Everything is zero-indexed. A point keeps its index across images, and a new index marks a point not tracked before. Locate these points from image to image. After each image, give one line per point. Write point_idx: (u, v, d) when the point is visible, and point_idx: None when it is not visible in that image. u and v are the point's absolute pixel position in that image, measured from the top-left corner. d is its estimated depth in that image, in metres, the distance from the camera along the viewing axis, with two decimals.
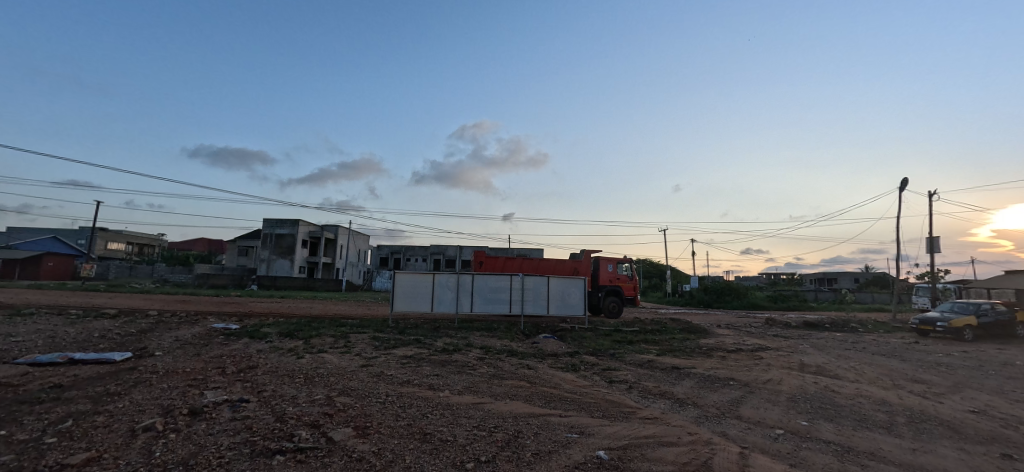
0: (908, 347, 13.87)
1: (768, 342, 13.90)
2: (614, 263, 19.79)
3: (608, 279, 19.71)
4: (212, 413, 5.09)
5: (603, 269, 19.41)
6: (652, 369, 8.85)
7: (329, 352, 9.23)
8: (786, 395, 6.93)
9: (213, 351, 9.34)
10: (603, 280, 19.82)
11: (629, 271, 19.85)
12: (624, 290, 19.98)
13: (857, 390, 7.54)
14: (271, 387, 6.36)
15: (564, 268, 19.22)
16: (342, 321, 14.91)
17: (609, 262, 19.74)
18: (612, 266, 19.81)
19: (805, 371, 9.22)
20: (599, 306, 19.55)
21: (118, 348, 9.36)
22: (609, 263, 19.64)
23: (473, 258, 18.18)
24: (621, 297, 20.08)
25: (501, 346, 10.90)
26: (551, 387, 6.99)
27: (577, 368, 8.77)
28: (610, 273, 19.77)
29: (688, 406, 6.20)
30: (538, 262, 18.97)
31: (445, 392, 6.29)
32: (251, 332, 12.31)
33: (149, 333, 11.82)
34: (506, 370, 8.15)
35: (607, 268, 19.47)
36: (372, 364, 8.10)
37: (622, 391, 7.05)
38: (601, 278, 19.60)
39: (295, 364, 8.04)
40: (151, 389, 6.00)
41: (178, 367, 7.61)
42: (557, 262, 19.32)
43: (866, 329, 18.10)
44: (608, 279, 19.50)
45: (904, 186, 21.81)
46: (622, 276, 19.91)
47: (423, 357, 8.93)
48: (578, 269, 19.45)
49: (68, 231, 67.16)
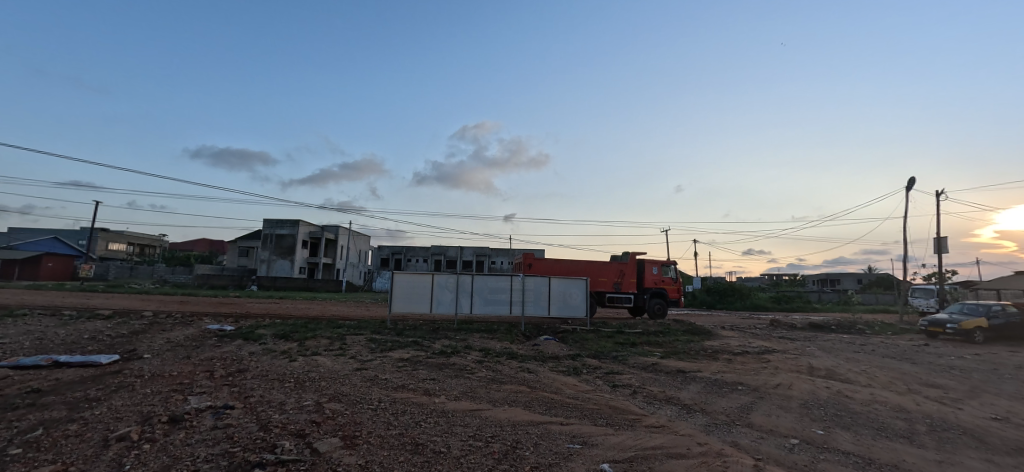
0: (918, 349, 13.51)
1: (774, 344, 13.58)
2: (658, 265, 19.88)
3: (653, 281, 19.74)
4: (193, 421, 4.83)
5: (648, 271, 19.43)
6: (657, 373, 8.54)
7: (324, 354, 8.95)
8: (798, 402, 6.62)
9: (204, 354, 9.07)
10: (648, 282, 19.84)
11: (674, 274, 19.92)
12: (669, 292, 19.99)
13: (871, 396, 7.22)
14: (258, 392, 6.09)
15: (610, 270, 19.17)
16: (339, 323, 14.62)
17: (653, 264, 19.81)
18: (657, 268, 19.84)
19: (815, 375, 8.91)
20: (645, 307, 19.48)
21: (106, 350, 9.09)
22: (654, 265, 19.68)
23: (523, 259, 18.15)
24: (665, 299, 20.06)
25: (500, 349, 10.60)
26: (552, 392, 6.69)
27: (579, 371, 8.47)
28: (655, 275, 19.82)
29: (696, 413, 5.90)
30: (584, 264, 18.92)
31: (441, 398, 5.99)
32: (245, 333, 12.04)
33: (140, 334, 11.56)
34: (506, 374, 7.85)
35: (653, 269, 19.51)
36: (366, 368, 7.81)
37: (627, 396, 6.75)
38: (645, 279, 19.61)
39: (286, 367, 7.76)
40: (133, 395, 5.74)
41: (165, 370, 7.34)
42: (602, 264, 19.29)
43: (873, 331, 17.75)
44: (654, 281, 19.50)
45: (911, 185, 21.48)
46: (667, 278, 19.95)
47: (421, 360, 8.64)
48: (623, 271, 19.49)
49: (69, 231, 67.15)
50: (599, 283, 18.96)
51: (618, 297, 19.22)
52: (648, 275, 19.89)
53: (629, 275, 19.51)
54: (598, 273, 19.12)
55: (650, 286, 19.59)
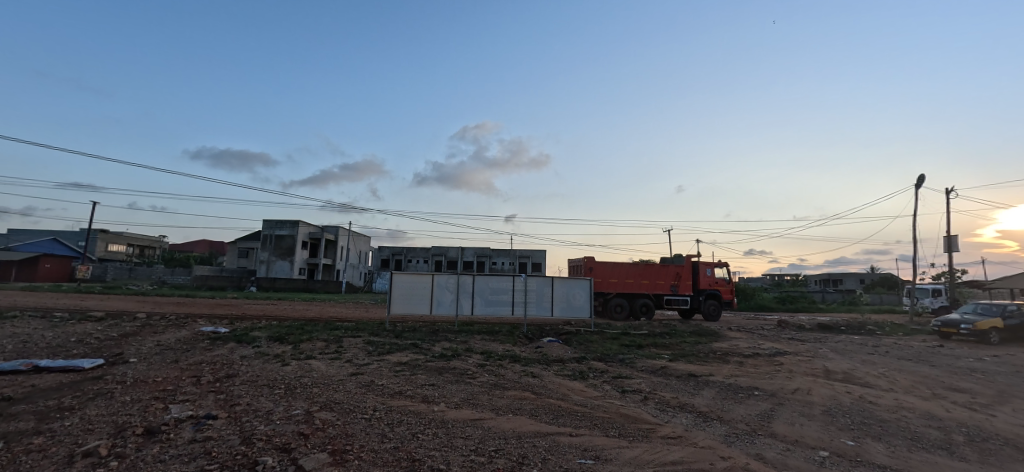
0: (933, 351, 13.09)
1: (784, 346, 13.18)
2: (712, 267, 20.53)
3: (707, 283, 20.42)
4: (171, 433, 4.45)
5: (704, 273, 20.13)
6: (668, 377, 8.16)
7: (318, 358, 8.57)
8: (820, 408, 6.23)
9: (193, 358, 8.68)
10: (702, 284, 20.52)
11: (727, 275, 20.68)
12: (722, 293, 20.69)
13: (897, 401, 6.82)
14: (245, 400, 5.70)
15: (666, 273, 19.87)
16: (336, 324, 14.25)
17: (708, 266, 20.44)
18: (711, 270, 20.53)
19: (832, 379, 8.51)
20: (701, 309, 20.21)
21: (91, 354, 8.69)
22: (708, 267, 20.36)
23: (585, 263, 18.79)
24: (719, 300, 20.74)
25: (503, 352, 10.22)
26: (559, 398, 6.29)
27: (585, 376, 8.09)
28: (709, 277, 20.48)
29: (714, 422, 5.50)
30: (643, 267, 19.67)
31: (440, 406, 5.59)
32: (238, 336, 11.66)
33: (129, 337, 11.19)
34: (511, 379, 7.48)
35: (708, 272, 20.17)
36: (363, 372, 7.42)
37: (638, 403, 6.35)
38: (700, 281, 20.30)
39: (278, 372, 7.38)
40: (110, 403, 5.36)
41: (150, 376, 6.97)
42: (659, 267, 20.04)
43: (884, 332, 17.34)
44: (709, 283, 20.20)
45: (921, 182, 21.08)
46: (721, 281, 20.67)
47: (420, 364, 8.26)
48: (679, 274, 20.15)
49: (69, 233, 66.97)
50: (656, 286, 19.71)
51: (675, 299, 19.99)
52: (701, 277, 20.60)
53: (685, 277, 20.24)
54: (655, 276, 19.86)
55: (705, 288, 20.27)
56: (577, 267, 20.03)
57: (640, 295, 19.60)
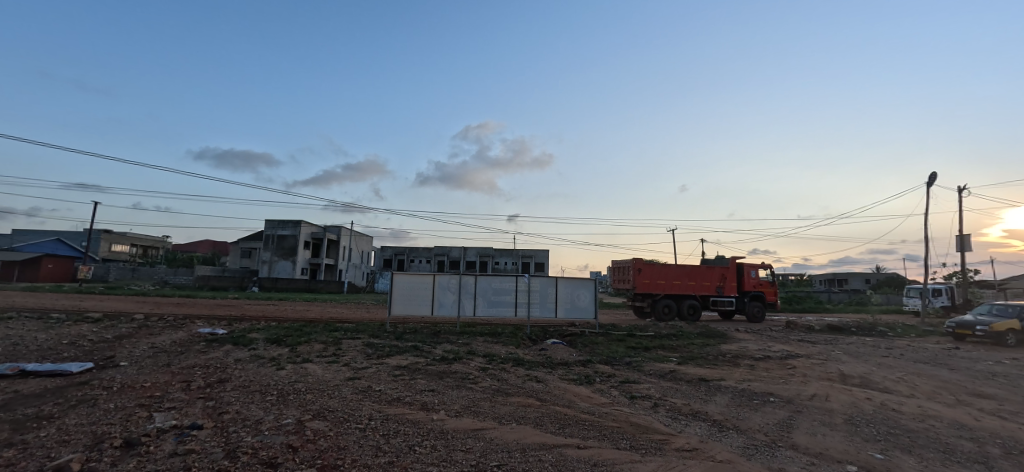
0: (949, 353, 12.69)
1: (795, 348, 12.81)
2: (756, 269, 20.84)
3: (752, 285, 20.74)
4: (151, 446, 4.17)
5: (749, 275, 20.50)
6: (679, 382, 7.84)
7: (314, 362, 8.28)
8: (842, 417, 5.89)
9: (186, 361, 8.41)
10: (746, 286, 20.84)
11: (770, 277, 21.01)
12: (765, 295, 21.02)
13: (921, 409, 6.47)
14: (234, 408, 5.41)
15: (712, 274, 20.22)
16: (336, 325, 13.99)
17: (752, 268, 20.76)
18: (755, 272, 20.86)
19: (849, 384, 8.17)
20: (745, 310, 20.54)
21: (82, 357, 8.44)
22: (752, 269, 20.70)
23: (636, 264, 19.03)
24: (762, 302, 21.08)
25: (506, 354, 9.92)
26: (564, 405, 5.97)
27: (591, 380, 7.78)
28: (753, 279, 20.80)
29: (730, 432, 5.17)
30: (689, 269, 20.01)
31: (439, 415, 5.28)
32: (235, 338, 11.40)
33: (124, 338, 10.96)
34: (515, 384, 7.17)
35: (753, 274, 20.53)
36: (361, 377, 7.12)
37: (648, 410, 6.03)
38: (745, 283, 20.63)
39: (272, 376, 7.10)
40: (92, 411, 5.09)
41: (139, 380, 6.70)
42: (705, 269, 20.38)
43: (896, 333, 16.94)
44: (753, 285, 20.57)
45: (932, 180, 20.67)
46: (764, 282, 21.00)
47: (421, 368, 7.96)
48: (725, 275, 20.47)
49: (73, 233, 67.13)
50: (702, 287, 20.08)
51: (720, 300, 20.36)
52: (745, 278, 20.93)
53: (730, 278, 20.58)
54: (700, 277, 20.20)
55: (750, 289, 20.62)
56: (625, 268, 20.32)
57: (687, 296, 19.95)
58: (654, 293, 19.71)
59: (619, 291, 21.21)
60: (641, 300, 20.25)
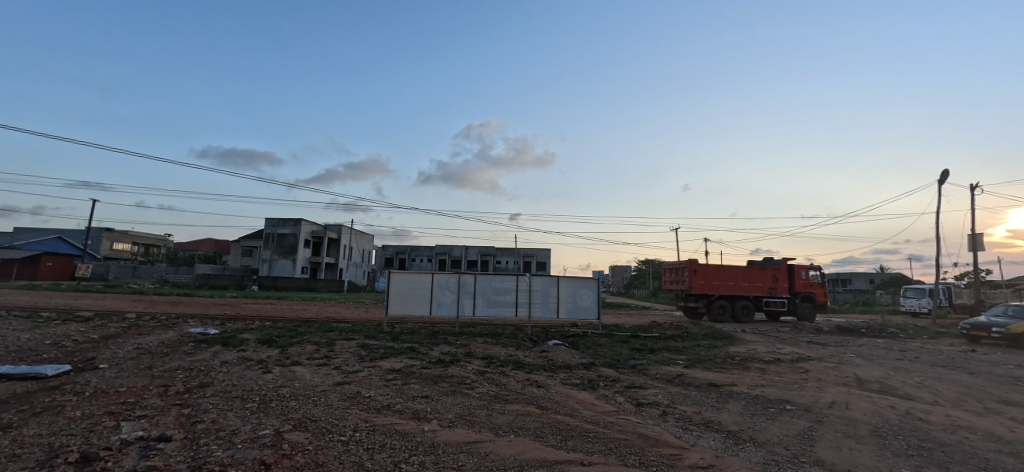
0: (965, 356, 12.20)
1: (806, 350, 12.36)
2: (806, 271, 20.75)
3: (803, 286, 20.64)
4: (110, 461, 3.77)
5: (799, 275, 20.49)
6: (688, 387, 7.40)
7: (304, 364, 7.88)
8: (867, 429, 5.45)
9: (169, 363, 8.02)
10: (797, 286, 20.72)
11: (820, 278, 20.84)
12: (816, 296, 20.87)
13: (950, 419, 6.02)
14: (210, 417, 5.01)
15: (764, 275, 20.16)
16: (331, 325, 13.62)
17: (802, 269, 20.66)
18: (805, 273, 20.72)
19: (869, 390, 7.71)
20: (796, 311, 20.53)
21: (60, 360, 8.04)
22: (803, 270, 20.61)
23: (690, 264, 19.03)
24: (812, 303, 20.94)
25: (505, 357, 9.50)
26: (567, 414, 5.54)
27: (594, 385, 7.36)
28: (803, 280, 20.67)
29: (748, 446, 4.73)
30: (742, 270, 20.02)
31: (431, 425, 4.86)
32: (226, 338, 11.01)
33: (111, 338, 10.60)
34: (516, 389, 6.74)
35: (804, 274, 20.52)
36: (350, 382, 6.70)
37: (657, 420, 5.59)
38: (796, 284, 20.53)
39: (257, 381, 6.70)
40: (54, 420, 4.70)
41: (114, 385, 6.31)
42: (756, 270, 20.30)
43: (908, 335, 16.45)
44: (804, 285, 20.58)
45: (945, 178, 20.14)
46: (813, 283, 20.97)
47: (416, 372, 7.55)
48: (776, 276, 20.35)
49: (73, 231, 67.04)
50: (756, 288, 20.10)
51: (771, 301, 20.36)
52: (794, 279, 20.91)
53: (781, 279, 20.47)
54: (752, 278, 20.21)
55: (801, 290, 20.63)
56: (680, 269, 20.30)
57: (741, 297, 19.99)
58: (710, 294, 19.75)
59: (671, 292, 21.21)
60: (695, 301, 20.22)
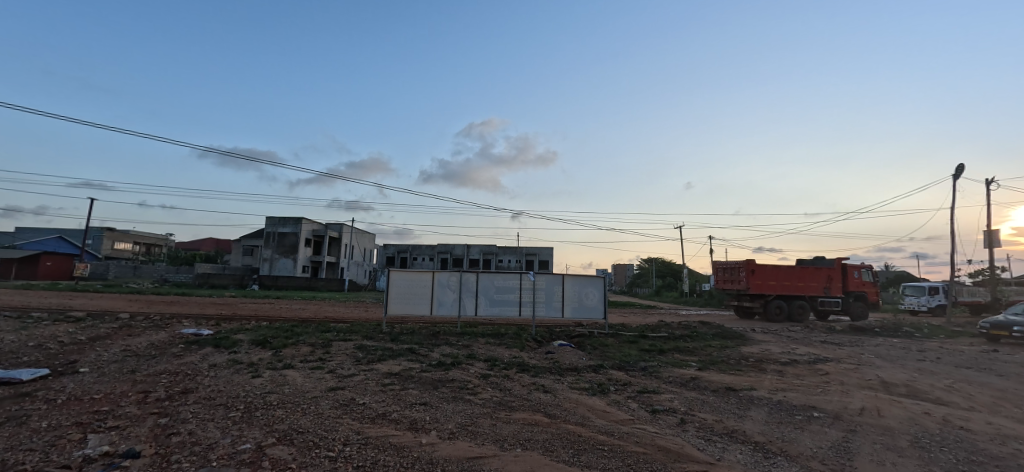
0: (988, 357, 11.70)
1: (822, 351, 11.89)
2: (859, 270, 20.67)
3: (856, 285, 20.54)
4: None
5: (853, 275, 20.38)
6: (706, 392, 6.94)
7: (297, 367, 7.44)
8: (907, 439, 4.98)
9: (155, 366, 7.60)
10: (850, 286, 20.62)
11: (873, 277, 20.71)
12: (869, 295, 20.79)
13: (993, 427, 5.55)
14: (188, 428, 4.58)
15: (818, 275, 20.11)
16: (329, 325, 13.20)
17: (855, 268, 20.57)
18: (859, 273, 20.56)
19: (898, 395, 7.24)
20: (849, 310, 20.49)
21: (39, 363, 7.62)
22: (856, 270, 20.51)
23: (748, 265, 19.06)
24: (865, 302, 20.85)
25: (509, 359, 9.06)
26: (578, 424, 5.08)
27: (605, 390, 6.90)
28: (857, 280, 20.56)
29: (780, 461, 4.26)
30: (798, 270, 19.99)
31: (429, 438, 4.41)
32: (218, 339, 10.59)
33: (99, 339, 10.20)
34: (521, 395, 6.30)
35: (858, 274, 20.38)
36: (344, 388, 6.26)
37: (676, 429, 5.13)
38: (850, 284, 20.45)
39: (245, 386, 6.27)
40: (15, 433, 4.28)
41: (92, 391, 5.91)
42: (810, 269, 20.26)
43: (924, 334, 15.94)
44: (858, 284, 20.45)
45: (960, 172, 19.60)
46: (866, 282, 20.84)
47: (415, 376, 7.11)
48: (831, 276, 20.29)
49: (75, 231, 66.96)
50: (812, 288, 20.08)
51: (826, 300, 20.29)
52: (847, 278, 20.82)
53: (835, 278, 20.41)
54: (807, 278, 20.20)
55: (855, 289, 20.54)
56: (736, 269, 20.34)
57: (798, 297, 20.00)
58: (768, 293, 19.82)
59: (725, 291, 21.29)
60: (751, 301, 20.28)
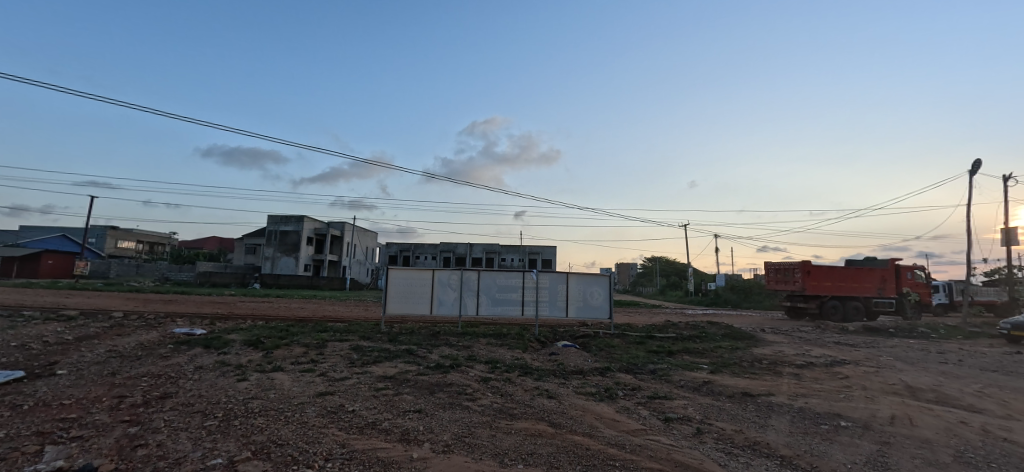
0: (1012, 360, 11.20)
1: (838, 353, 11.40)
2: (912, 271, 20.60)
3: (910, 285, 20.40)
4: None
5: (906, 275, 20.36)
6: (722, 399, 6.48)
7: (287, 370, 7.05)
8: (949, 453, 4.52)
9: (138, 368, 7.21)
10: (904, 287, 20.47)
11: (926, 279, 20.58)
12: (922, 296, 20.61)
13: None
14: (157, 440, 4.17)
15: (873, 276, 20.02)
16: (326, 325, 12.81)
17: (909, 270, 20.51)
18: (912, 274, 20.43)
19: (927, 401, 6.77)
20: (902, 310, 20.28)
21: (16, 364, 7.25)
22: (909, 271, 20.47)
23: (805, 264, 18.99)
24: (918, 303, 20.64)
25: (511, 361, 8.62)
26: (585, 434, 4.65)
27: (613, 395, 6.48)
28: (910, 280, 20.44)
29: None
30: (853, 270, 19.84)
31: (421, 451, 3.99)
32: (209, 339, 10.22)
33: (87, 339, 9.85)
34: (525, 401, 5.85)
35: (912, 274, 20.35)
36: (334, 393, 5.83)
37: (693, 441, 4.68)
38: (904, 284, 20.34)
39: (228, 391, 5.85)
40: None
41: (64, 395, 5.52)
42: (865, 270, 20.15)
43: (941, 335, 15.45)
44: (912, 285, 20.35)
45: (977, 167, 19.05)
46: (920, 283, 20.68)
47: (411, 379, 6.68)
48: (885, 277, 20.19)
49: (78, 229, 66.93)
50: (866, 289, 19.94)
51: (881, 301, 20.10)
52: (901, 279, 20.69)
53: (889, 279, 20.31)
54: (862, 278, 20.03)
55: (907, 290, 20.46)
56: (791, 270, 20.25)
57: (853, 297, 19.83)
58: (825, 294, 19.71)
59: (778, 291, 21.10)
60: (804, 301, 20.06)
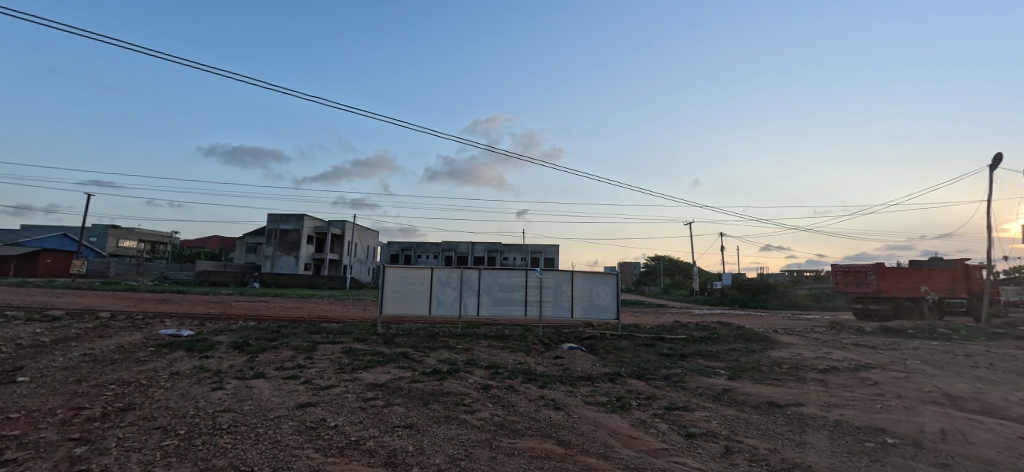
0: None
1: (860, 356, 10.76)
2: (982, 270, 20.21)
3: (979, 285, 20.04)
4: None
5: (975, 275, 19.97)
6: (747, 410, 5.86)
7: (270, 376, 6.46)
8: None
9: (108, 375, 6.63)
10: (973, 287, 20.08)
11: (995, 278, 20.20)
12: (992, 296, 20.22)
13: None
14: (101, 464, 3.59)
15: (944, 276, 19.72)
16: (320, 326, 12.24)
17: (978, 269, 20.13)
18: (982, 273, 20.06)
19: (974, 412, 6.13)
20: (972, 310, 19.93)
21: None
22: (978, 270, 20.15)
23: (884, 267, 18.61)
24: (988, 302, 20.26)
25: (514, 366, 8.02)
26: (600, 456, 4.04)
27: (626, 405, 5.87)
28: (980, 280, 20.07)
29: None
30: (925, 271, 19.58)
31: None
32: (194, 341, 9.65)
33: (64, 342, 9.30)
34: (530, 415, 5.23)
35: (982, 274, 19.95)
36: (316, 404, 5.22)
37: (725, 464, 4.07)
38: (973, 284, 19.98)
39: (199, 402, 5.26)
40: None
41: (14, 407, 4.94)
42: (935, 270, 19.87)
43: (964, 336, 14.80)
44: (982, 285, 19.93)
45: (999, 161, 18.34)
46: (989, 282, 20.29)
47: (404, 388, 6.07)
48: (954, 277, 19.87)
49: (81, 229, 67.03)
50: (938, 289, 19.66)
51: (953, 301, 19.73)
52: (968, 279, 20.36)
53: (959, 280, 19.97)
54: (932, 279, 19.73)
55: (977, 290, 20.08)
56: (862, 271, 19.75)
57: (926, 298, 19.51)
58: (901, 295, 19.31)
59: (846, 293, 20.58)
60: (877, 303, 19.67)
